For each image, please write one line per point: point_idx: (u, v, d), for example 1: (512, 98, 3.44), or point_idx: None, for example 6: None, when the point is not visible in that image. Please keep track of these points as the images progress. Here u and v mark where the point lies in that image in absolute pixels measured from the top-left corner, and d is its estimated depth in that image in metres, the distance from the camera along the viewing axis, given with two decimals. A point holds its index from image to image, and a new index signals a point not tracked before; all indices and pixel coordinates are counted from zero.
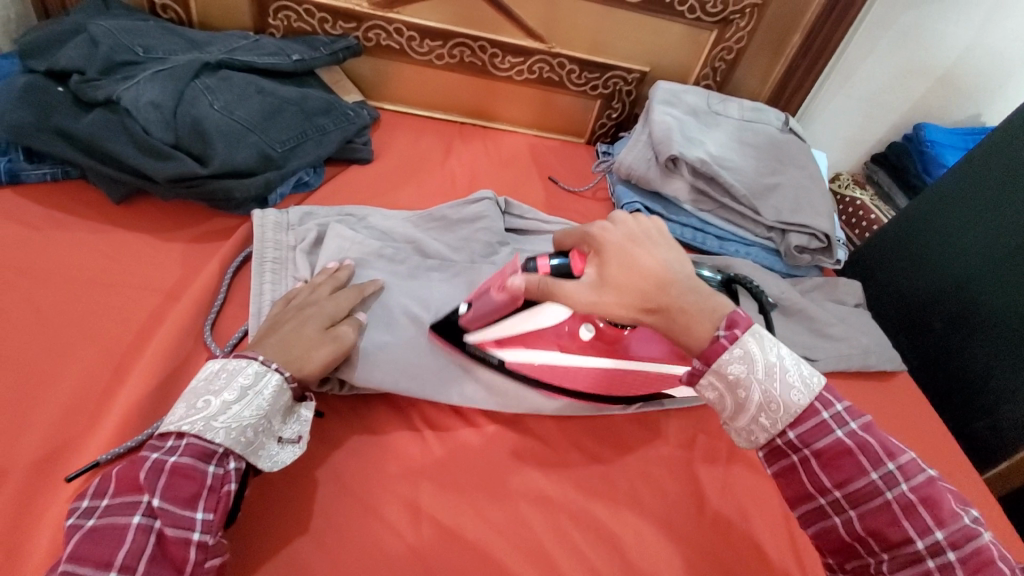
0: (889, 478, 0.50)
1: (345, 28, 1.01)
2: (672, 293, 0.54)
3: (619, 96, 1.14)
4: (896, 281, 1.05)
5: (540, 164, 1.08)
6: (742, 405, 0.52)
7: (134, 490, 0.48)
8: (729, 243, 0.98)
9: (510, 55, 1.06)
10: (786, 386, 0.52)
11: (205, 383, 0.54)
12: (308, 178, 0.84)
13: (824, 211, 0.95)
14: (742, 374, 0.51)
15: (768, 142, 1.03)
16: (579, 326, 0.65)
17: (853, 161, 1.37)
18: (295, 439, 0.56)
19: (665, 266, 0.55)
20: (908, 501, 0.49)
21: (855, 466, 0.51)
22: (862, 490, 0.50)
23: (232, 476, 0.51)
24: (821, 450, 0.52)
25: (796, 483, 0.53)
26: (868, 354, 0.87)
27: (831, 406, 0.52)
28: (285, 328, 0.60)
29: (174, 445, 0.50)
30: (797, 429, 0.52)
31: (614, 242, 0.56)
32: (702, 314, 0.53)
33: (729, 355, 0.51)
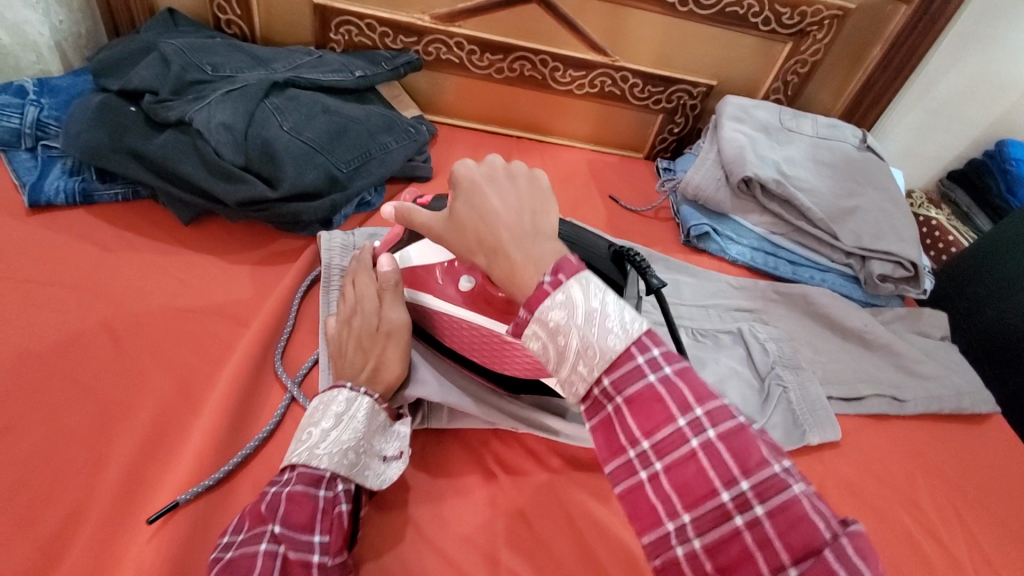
0: (695, 424, 0.39)
1: (405, 43, 0.99)
2: (504, 234, 0.46)
3: (682, 110, 1.10)
4: (982, 310, 0.97)
5: (599, 180, 1.05)
6: (563, 354, 0.42)
7: (258, 521, 0.48)
8: (802, 269, 0.93)
9: (571, 69, 1.03)
10: (603, 331, 0.41)
11: (307, 416, 0.54)
12: (371, 198, 0.82)
13: (910, 237, 0.89)
14: (563, 322, 0.41)
15: (846, 161, 0.97)
16: (461, 272, 0.60)
17: (926, 178, 1.28)
18: (397, 455, 0.56)
19: (511, 207, 0.47)
20: (714, 451, 0.38)
21: (663, 412, 0.40)
22: (672, 440, 0.39)
23: (341, 497, 0.51)
24: (633, 396, 0.41)
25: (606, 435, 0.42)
26: (962, 396, 0.81)
27: (650, 349, 0.41)
28: (349, 345, 0.58)
29: (288, 476, 0.51)
30: (611, 375, 0.41)
31: (466, 179, 0.49)
32: (529, 258, 0.45)
33: (551, 301, 0.41)
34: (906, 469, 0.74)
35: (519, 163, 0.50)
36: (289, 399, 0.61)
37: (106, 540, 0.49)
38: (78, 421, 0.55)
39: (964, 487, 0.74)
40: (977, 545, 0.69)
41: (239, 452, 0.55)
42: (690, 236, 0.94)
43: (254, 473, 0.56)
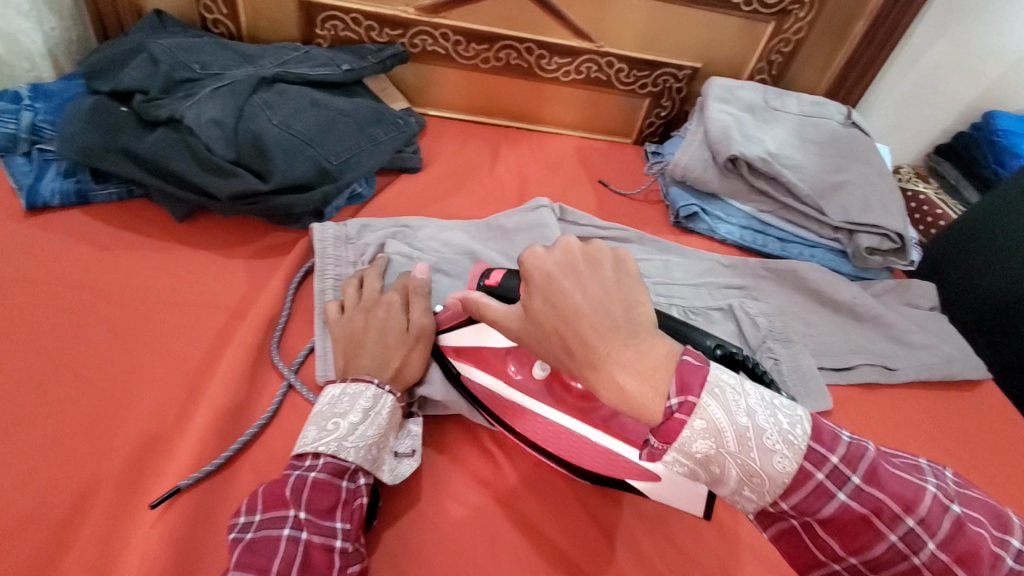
0: (913, 540, 0.38)
1: (391, 35, 1.00)
2: (603, 345, 0.41)
3: (669, 94, 1.10)
4: (971, 280, 0.97)
5: (589, 166, 1.06)
6: (718, 479, 0.41)
7: (281, 505, 0.50)
8: (791, 245, 0.94)
9: (557, 56, 1.04)
10: (766, 453, 0.39)
11: (330, 407, 0.56)
12: (361, 190, 0.83)
13: (896, 210, 0.90)
14: (711, 451, 0.40)
15: (832, 137, 0.98)
16: (534, 359, 0.60)
17: (913, 153, 1.29)
18: (409, 452, 0.59)
19: (600, 306, 0.42)
20: (942, 565, 0.38)
21: (870, 533, 0.39)
22: (883, 555, 0.39)
23: (363, 490, 0.53)
24: (829, 518, 0.40)
25: (807, 551, 0.42)
26: (952, 363, 0.82)
27: (826, 462, 0.39)
28: (369, 338, 0.61)
29: (312, 463, 0.53)
30: (790, 499, 0.40)
31: (543, 274, 0.45)
32: (640, 374, 0.40)
33: (689, 430, 0.40)
34: (896, 436, 0.76)
35: (597, 243, 0.45)
36: (286, 386, 0.62)
37: (113, 526, 0.50)
38: (81, 413, 0.56)
39: (954, 451, 0.75)
40: None
41: (239, 438, 0.57)
42: (679, 216, 0.95)
43: (254, 457, 0.57)
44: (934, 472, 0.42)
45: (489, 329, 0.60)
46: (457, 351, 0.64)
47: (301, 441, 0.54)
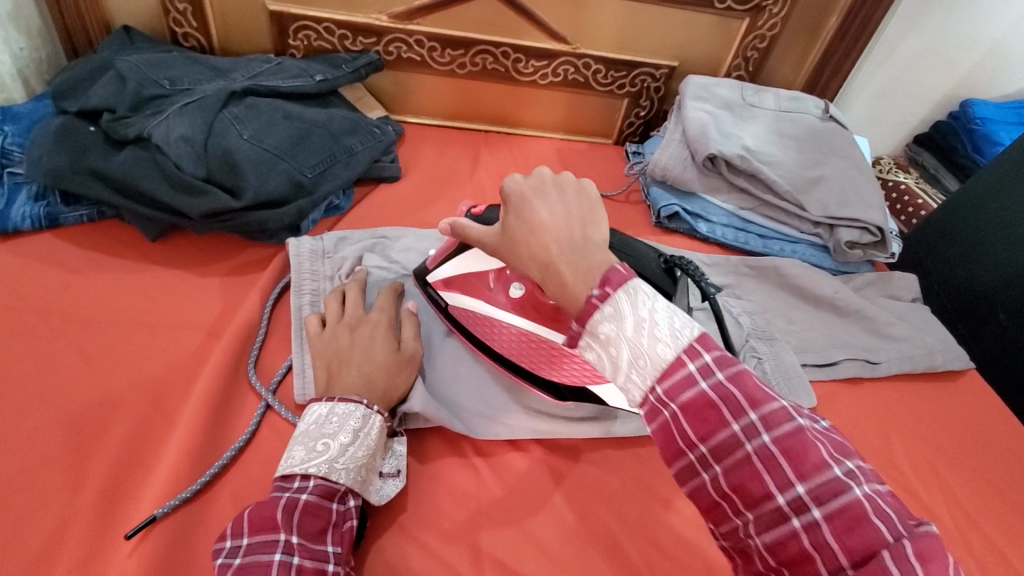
0: (751, 430, 0.38)
1: (365, 44, 0.99)
2: (554, 249, 0.46)
3: (647, 93, 1.10)
4: (952, 269, 0.97)
5: (569, 169, 1.05)
6: (617, 363, 0.42)
7: (270, 529, 0.49)
8: (772, 242, 0.94)
9: (533, 59, 1.03)
10: (653, 340, 0.41)
11: (318, 426, 0.55)
12: (339, 202, 0.83)
13: (875, 203, 0.90)
14: (613, 335, 0.42)
15: (809, 132, 0.98)
16: (511, 280, 0.64)
17: (893, 144, 1.30)
18: (395, 472, 0.59)
19: (559, 219, 0.48)
20: (769, 455, 0.38)
21: (717, 420, 0.39)
22: (726, 445, 0.39)
23: (352, 512, 0.53)
24: (686, 403, 0.40)
25: (663, 440, 0.41)
26: (934, 354, 0.82)
27: (699, 355, 0.40)
28: (354, 356, 0.61)
29: (302, 485, 0.52)
30: (657, 382, 0.40)
31: (516, 192, 0.51)
32: (579, 273, 0.45)
33: (600, 314, 0.42)
34: (881, 430, 0.76)
35: (566, 174, 0.51)
36: (264, 406, 0.61)
37: (89, 559, 0.50)
38: (54, 443, 0.55)
39: (939, 443, 0.76)
40: (953, 499, 0.71)
41: (217, 463, 0.56)
42: (660, 216, 0.95)
43: (232, 481, 0.56)
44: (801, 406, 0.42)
45: (472, 256, 0.65)
46: (446, 282, 0.68)
47: (288, 461, 0.53)
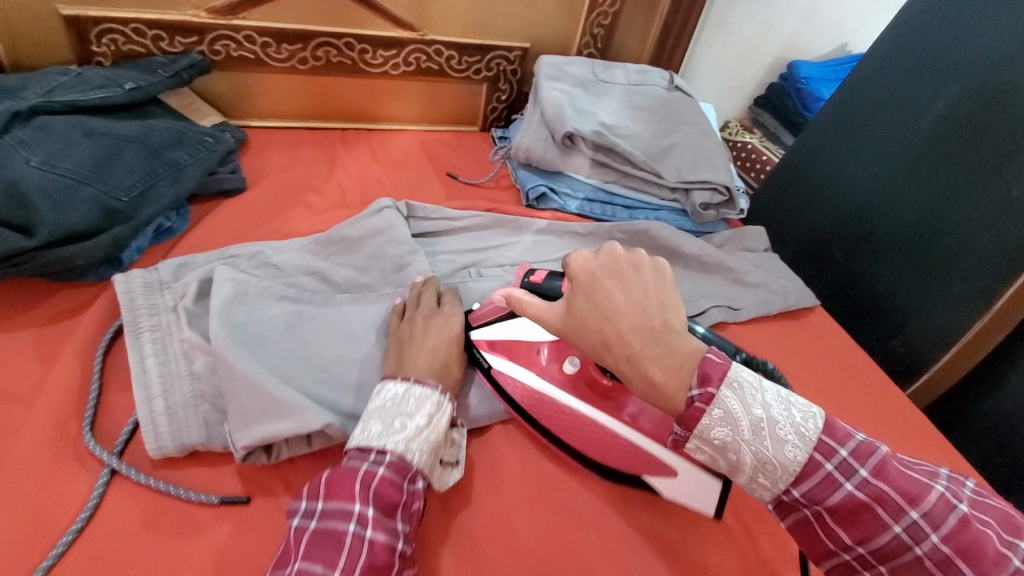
0: (915, 530, 0.42)
1: (185, 44, 0.89)
2: (637, 341, 0.47)
3: (504, 76, 1.09)
4: (796, 217, 1.05)
5: (435, 160, 1.02)
6: (736, 466, 0.46)
7: (347, 498, 0.48)
8: (637, 211, 0.97)
9: (381, 49, 0.98)
10: (778, 442, 0.44)
11: (395, 404, 0.55)
12: (170, 223, 0.75)
13: (721, 164, 0.96)
14: (728, 439, 0.45)
15: (658, 103, 1.02)
16: (567, 355, 0.67)
17: (738, 108, 1.41)
18: (454, 462, 0.60)
19: (638, 306, 0.49)
20: (943, 555, 0.41)
21: (875, 522, 0.43)
22: (888, 545, 0.42)
23: (420, 494, 0.52)
24: (835, 506, 0.44)
25: (820, 538, 0.46)
26: (787, 295, 0.90)
27: (836, 453, 0.44)
28: (427, 344, 0.63)
29: (379, 459, 0.52)
30: (800, 487, 0.44)
31: (587, 276, 0.52)
32: (669, 370, 0.46)
33: (709, 418, 0.45)
34: None
35: (637, 250, 0.52)
36: (109, 472, 0.53)
37: None
38: None
39: (799, 375, 0.83)
40: None
41: (53, 552, 0.48)
42: (530, 199, 0.95)
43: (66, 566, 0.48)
44: (945, 477, 0.45)
45: (525, 322, 0.67)
46: (490, 343, 0.68)
47: (364, 435, 0.53)
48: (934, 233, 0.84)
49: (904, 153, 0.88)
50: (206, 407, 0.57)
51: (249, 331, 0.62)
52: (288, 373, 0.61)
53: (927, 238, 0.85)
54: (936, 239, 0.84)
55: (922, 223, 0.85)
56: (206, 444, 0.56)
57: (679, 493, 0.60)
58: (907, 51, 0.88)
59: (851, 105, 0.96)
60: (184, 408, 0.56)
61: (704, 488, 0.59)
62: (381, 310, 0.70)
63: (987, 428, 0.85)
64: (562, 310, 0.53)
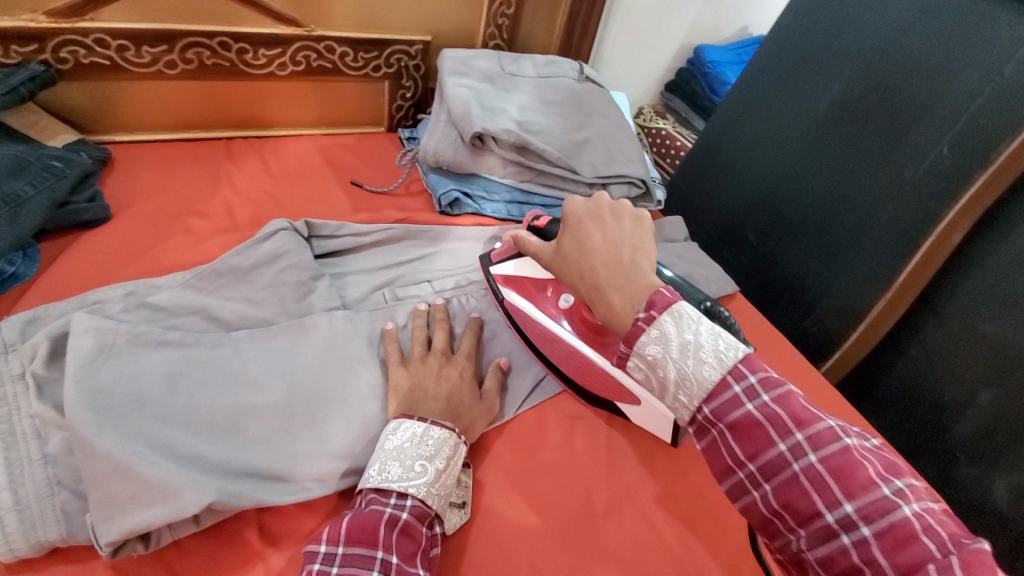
0: (798, 449, 0.43)
1: (24, 53, 0.76)
2: (603, 273, 0.54)
3: (407, 73, 1.02)
4: (711, 202, 1.06)
5: (337, 167, 0.94)
6: (663, 383, 0.48)
7: (370, 543, 0.46)
8: (555, 210, 0.94)
9: (262, 48, 0.88)
10: (699, 362, 0.46)
11: (415, 445, 0.53)
12: (15, 269, 0.65)
13: (635, 156, 0.94)
14: (659, 356, 0.47)
15: (569, 95, 1.00)
16: (564, 292, 0.70)
17: (650, 94, 1.41)
18: (461, 505, 0.58)
19: (611, 246, 0.55)
20: (817, 474, 0.42)
21: (763, 438, 0.44)
22: (774, 464, 0.43)
23: (435, 540, 0.51)
24: (734, 423, 0.45)
25: (719, 458, 0.47)
26: (709, 284, 0.90)
27: (745, 378, 0.45)
28: (437, 389, 0.60)
29: (400, 503, 0.50)
30: (709, 404, 0.46)
31: (575, 216, 0.59)
32: (626, 296, 0.51)
33: (646, 336, 0.47)
34: None
35: (621, 200, 0.59)
36: None
37: None
38: None
39: None
40: None
41: None
42: (443, 205, 0.89)
43: None
44: (854, 426, 0.45)
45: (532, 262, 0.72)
46: (505, 278, 0.73)
47: (381, 477, 0.51)
48: (835, 214, 0.86)
49: (804, 138, 0.90)
50: (65, 496, 0.49)
51: (118, 394, 0.51)
52: (175, 438, 0.51)
53: (829, 218, 0.87)
54: (837, 218, 0.86)
55: (823, 204, 0.88)
56: (69, 539, 0.47)
57: (643, 418, 0.64)
58: (805, 35, 0.89)
59: (755, 91, 0.97)
60: (36, 500, 0.47)
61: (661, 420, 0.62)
62: (283, 347, 0.61)
63: (892, 398, 0.87)
64: (554, 248, 0.62)
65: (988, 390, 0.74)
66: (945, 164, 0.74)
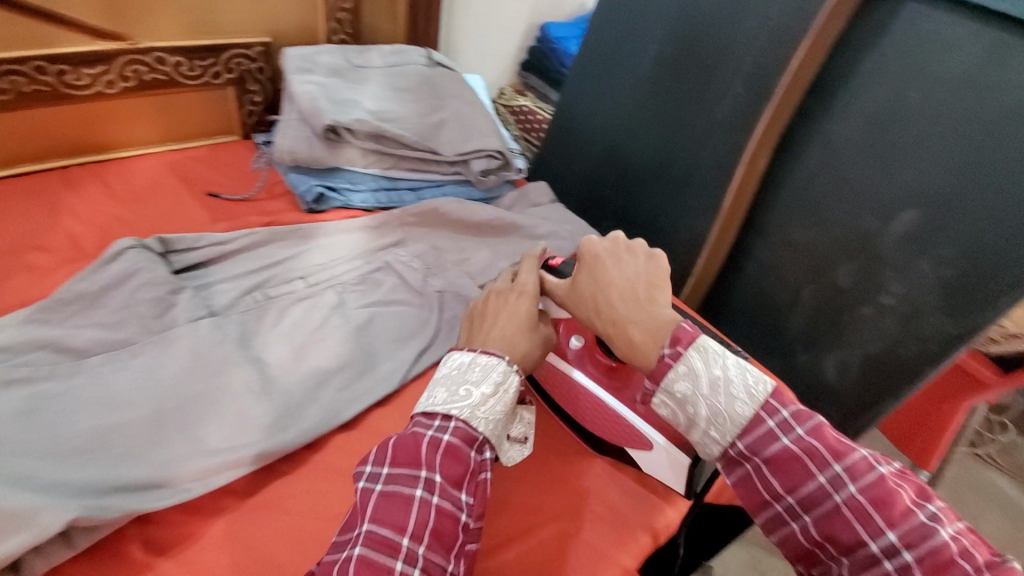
0: (837, 481, 0.52)
1: None
2: (622, 309, 0.61)
3: (251, 76, 1.00)
4: (571, 166, 1.13)
5: (190, 181, 0.91)
6: (693, 420, 0.57)
7: (413, 465, 0.50)
8: (422, 192, 0.97)
9: (84, 67, 0.83)
10: (730, 399, 0.55)
11: (461, 371, 0.56)
12: None
13: (490, 130, 0.99)
14: (689, 393, 0.56)
15: (420, 81, 1.02)
16: (574, 332, 0.70)
17: (508, 75, 1.47)
18: (522, 439, 0.60)
19: (628, 284, 0.62)
20: (858, 504, 0.51)
21: (803, 472, 0.53)
22: (813, 496, 0.53)
23: (487, 465, 0.53)
24: (771, 457, 0.54)
25: (757, 491, 0.56)
26: (575, 238, 0.94)
27: (778, 413, 0.55)
28: (498, 316, 0.62)
29: (444, 426, 0.52)
30: (744, 439, 0.55)
31: (593, 254, 0.65)
32: (647, 333, 0.59)
33: (676, 373, 0.57)
34: None
35: (638, 240, 0.65)
36: None
37: None
38: None
39: None
40: None
41: None
42: (307, 202, 0.89)
43: None
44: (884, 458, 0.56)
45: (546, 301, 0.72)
46: None
47: (430, 402, 0.54)
48: (672, 159, 0.96)
49: (639, 94, 0.99)
50: None
51: None
52: (33, 469, 0.49)
53: (668, 163, 0.97)
54: (674, 162, 0.96)
55: (662, 152, 0.97)
56: None
57: (656, 466, 0.64)
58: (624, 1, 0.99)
59: (592, 58, 1.05)
60: None
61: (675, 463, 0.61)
62: (146, 363, 0.59)
63: (744, 313, 0.99)
64: (569, 283, 0.66)
65: (808, 286, 0.88)
66: (743, 101, 0.86)
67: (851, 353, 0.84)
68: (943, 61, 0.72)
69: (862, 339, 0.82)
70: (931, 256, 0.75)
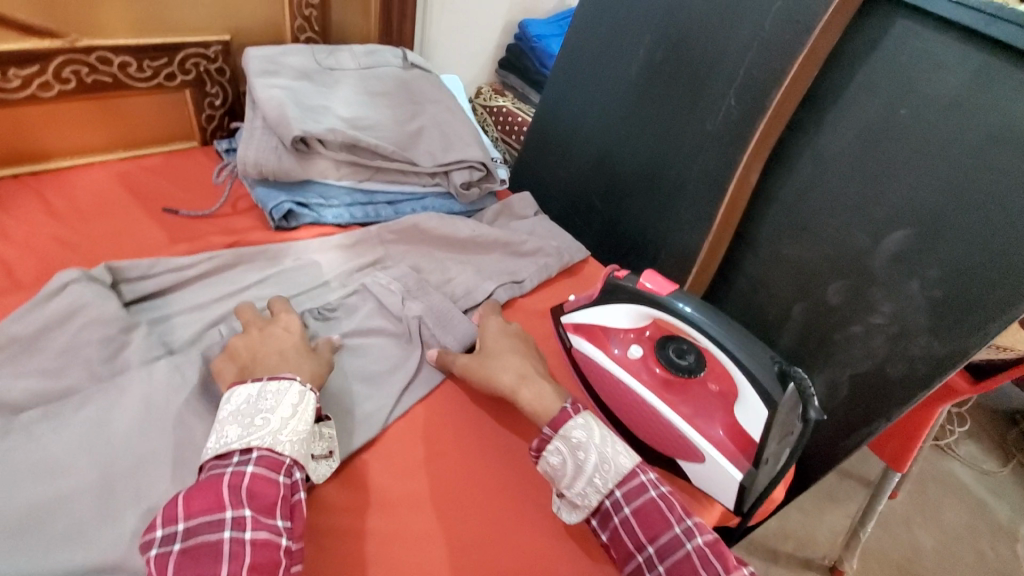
0: (689, 530, 0.53)
1: None
2: (530, 371, 0.65)
3: (209, 77, 0.92)
4: (557, 174, 1.09)
5: (143, 195, 0.83)
6: (580, 465, 0.56)
7: (215, 508, 0.46)
8: (400, 205, 0.91)
9: (12, 67, 0.74)
10: (615, 450, 0.57)
11: (253, 403, 0.52)
12: None
13: (472, 140, 0.94)
14: (583, 438, 0.57)
15: (396, 84, 0.96)
16: (632, 342, 0.73)
17: (484, 73, 1.41)
18: (326, 454, 0.58)
19: (527, 356, 0.69)
20: (702, 551, 0.52)
21: (662, 521, 0.54)
22: (668, 543, 0.53)
23: (299, 485, 0.51)
24: (638, 508, 0.55)
25: (622, 544, 0.55)
26: (562, 255, 0.90)
27: (647, 472, 0.57)
28: (264, 347, 0.60)
29: (243, 459, 0.49)
30: (620, 489, 0.56)
31: (491, 329, 0.72)
32: (550, 391, 0.63)
33: (573, 422, 0.58)
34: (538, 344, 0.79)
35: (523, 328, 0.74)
36: None
37: None
38: None
39: None
40: None
41: None
42: (275, 219, 0.82)
43: None
44: None
45: (604, 312, 0.72)
46: (574, 326, 0.75)
47: (222, 440, 0.50)
48: (661, 171, 0.93)
49: (627, 102, 0.96)
50: None
51: None
52: None
53: (657, 175, 0.94)
54: (663, 174, 0.93)
55: (650, 163, 0.95)
56: None
57: (704, 478, 0.65)
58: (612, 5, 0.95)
59: (575, 64, 1.02)
60: None
61: (725, 480, 0.62)
62: (94, 416, 0.53)
63: None
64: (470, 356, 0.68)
65: (798, 303, 0.87)
66: (735, 114, 0.84)
67: (841, 371, 0.83)
68: (933, 81, 0.71)
69: (852, 358, 0.82)
70: (920, 278, 0.74)
